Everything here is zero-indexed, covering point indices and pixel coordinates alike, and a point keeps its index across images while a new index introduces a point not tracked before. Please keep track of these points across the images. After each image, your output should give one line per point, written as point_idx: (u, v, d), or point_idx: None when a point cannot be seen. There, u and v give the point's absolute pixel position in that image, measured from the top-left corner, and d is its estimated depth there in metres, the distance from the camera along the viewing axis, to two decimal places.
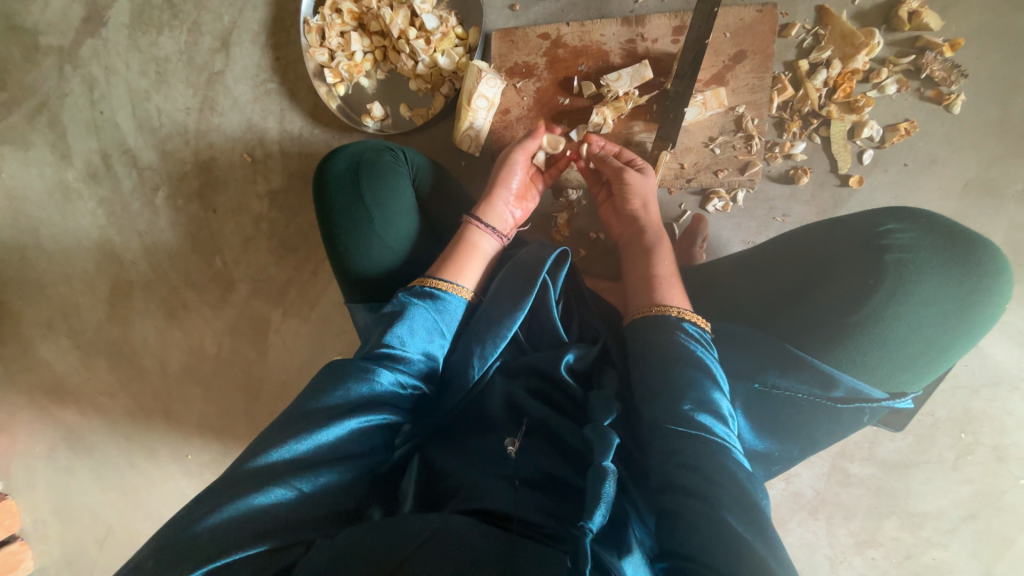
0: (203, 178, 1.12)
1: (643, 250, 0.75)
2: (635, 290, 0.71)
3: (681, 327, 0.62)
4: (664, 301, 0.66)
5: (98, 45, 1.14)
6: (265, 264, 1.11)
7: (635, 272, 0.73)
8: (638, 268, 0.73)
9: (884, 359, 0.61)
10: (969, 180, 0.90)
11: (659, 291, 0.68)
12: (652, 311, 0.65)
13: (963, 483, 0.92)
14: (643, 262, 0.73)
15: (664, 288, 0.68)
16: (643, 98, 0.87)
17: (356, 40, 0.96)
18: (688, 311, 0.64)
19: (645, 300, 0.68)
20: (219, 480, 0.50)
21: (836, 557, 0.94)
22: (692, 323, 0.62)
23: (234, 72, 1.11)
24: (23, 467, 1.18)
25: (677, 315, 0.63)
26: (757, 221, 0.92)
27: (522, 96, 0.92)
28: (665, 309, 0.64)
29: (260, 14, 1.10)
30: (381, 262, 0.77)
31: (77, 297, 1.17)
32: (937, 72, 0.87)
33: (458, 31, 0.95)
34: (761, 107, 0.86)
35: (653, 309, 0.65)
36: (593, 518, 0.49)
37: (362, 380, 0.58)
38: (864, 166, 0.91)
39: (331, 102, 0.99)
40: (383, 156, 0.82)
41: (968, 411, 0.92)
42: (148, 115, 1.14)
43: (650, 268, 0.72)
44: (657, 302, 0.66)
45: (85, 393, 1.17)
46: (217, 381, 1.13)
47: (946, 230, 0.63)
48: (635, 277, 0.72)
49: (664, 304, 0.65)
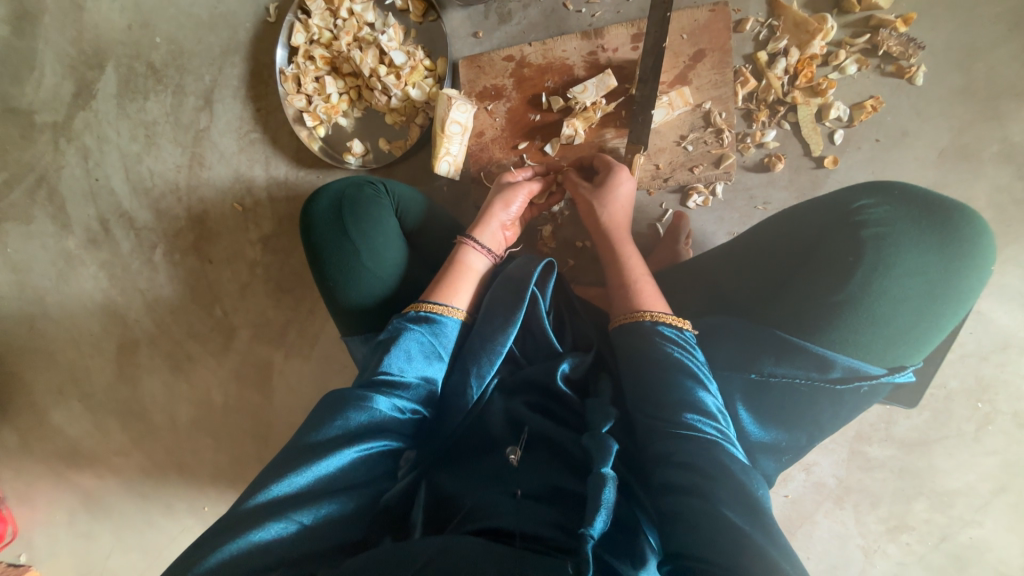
0: (197, 231, 1.15)
1: (615, 255, 0.75)
2: (613, 296, 0.71)
3: (658, 331, 0.62)
4: (640, 305, 0.66)
5: (89, 117, 1.20)
6: (264, 308, 1.13)
7: (612, 279, 0.73)
8: (614, 274, 0.73)
9: (878, 334, 0.60)
10: (945, 148, 0.90)
11: (633, 295, 0.68)
12: (630, 316, 0.65)
13: (988, 455, 0.89)
14: (618, 269, 0.73)
15: (636, 293, 0.68)
16: (611, 106, 0.89)
17: (330, 83, 1.00)
18: (663, 314, 0.64)
19: (625, 306, 0.67)
20: (222, 518, 0.50)
21: (868, 546, 0.91)
22: (670, 325, 0.61)
23: (218, 127, 1.15)
24: (44, 535, 1.18)
25: (651, 320, 0.63)
26: (738, 212, 0.93)
27: (494, 117, 0.94)
28: (641, 314, 0.64)
29: (238, 70, 1.15)
30: (373, 292, 0.78)
31: (86, 360, 1.19)
32: (894, 48, 0.89)
33: (426, 63, 0.98)
34: (727, 101, 0.87)
35: (630, 316, 0.65)
36: (593, 525, 0.49)
37: (360, 408, 0.58)
38: (836, 146, 0.91)
39: (312, 144, 1.02)
40: (365, 190, 0.84)
41: (980, 379, 0.89)
42: (141, 176, 1.18)
43: (624, 273, 0.72)
44: (635, 307, 0.66)
45: (99, 455, 1.17)
46: (227, 429, 1.14)
47: (919, 199, 0.63)
48: (613, 283, 0.72)
49: (640, 310, 0.65)
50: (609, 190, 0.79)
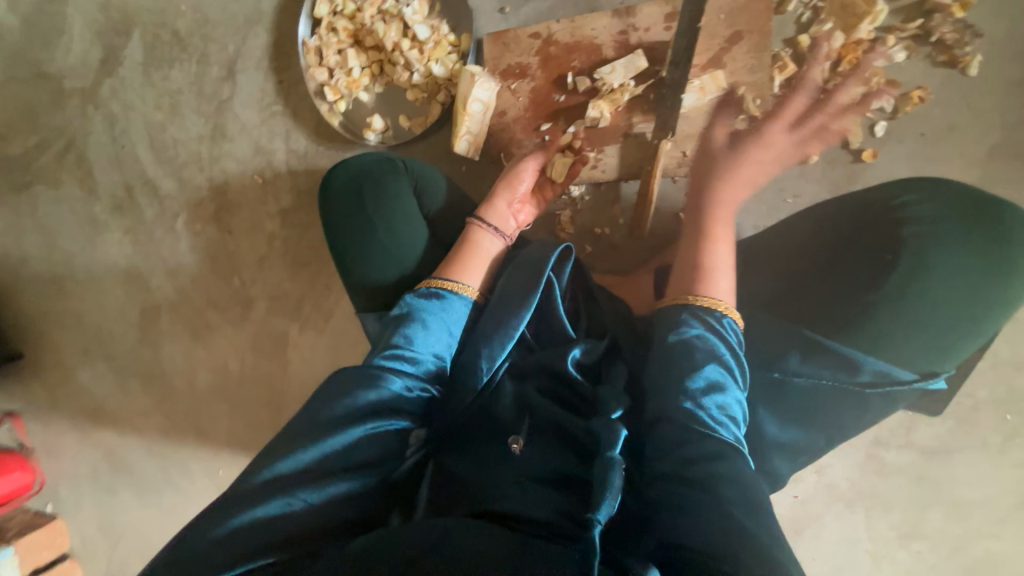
0: (218, 202, 1.16)
1: (668, 240, 0.72)
2: (675, 275, 0.67)
3: (715, 320, 0.59)
4: (708, 289, 0.62)
5: (116, 84, 1.21)
6: (281, 281, 1.14)
7: (657, 262, 0.70)
8: (659, 258, 0.70)
9: (914, 339, 0.57)
10: (994, 145, 0.85)
11: (680, 281, 0.65)
12: (686, 300, 0.62)
13: (1012, 468, 0.86)
14: (666, 253, 0.70)
15: (685, 279, 0.65)
16: (639, 88, 0.86)
17: (353, 56, 0.99)
18: (728, 307, 0.61)
19: (668, 292, 0.65)
20: (230, 491, 0.51)
21: (877, 551, 0.89)
22: (734, 318, 0.59)
23: (241, 98, 1.15)
24: (69, 488, 1.24)
25: (719, 310, 0.60)
26: (766, 204, 0.90)
27: (517, 97, 0.92)
28: (704, 300, 0.61)
29: (262, 41, 1.14)
30: (388, 270, 0.78)
31: (110, 323, 1.22)
32: (949, 35, 0.84)
33: (450, 38, 0.97)
34: (763, 87, 0.83)
35: (693, 298, 0.61)
36: (600, 510, 0.49)
37: (369, 387, 0.58)
38: (876, 139, 0.87)
39: (332, 119, 1.01)
40: (383, 166, 0.83)
41: (1011, 390, 0.86)
42: (165, 146, 1.19)
43: (693, 251, 0.68)
44: (702, 290, 0.62)
45: (122, 415, 1.22)
46: (242, 397, 1.17)
47: (966, 197, 0.59)
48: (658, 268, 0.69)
49: (706, 294, 0.62)
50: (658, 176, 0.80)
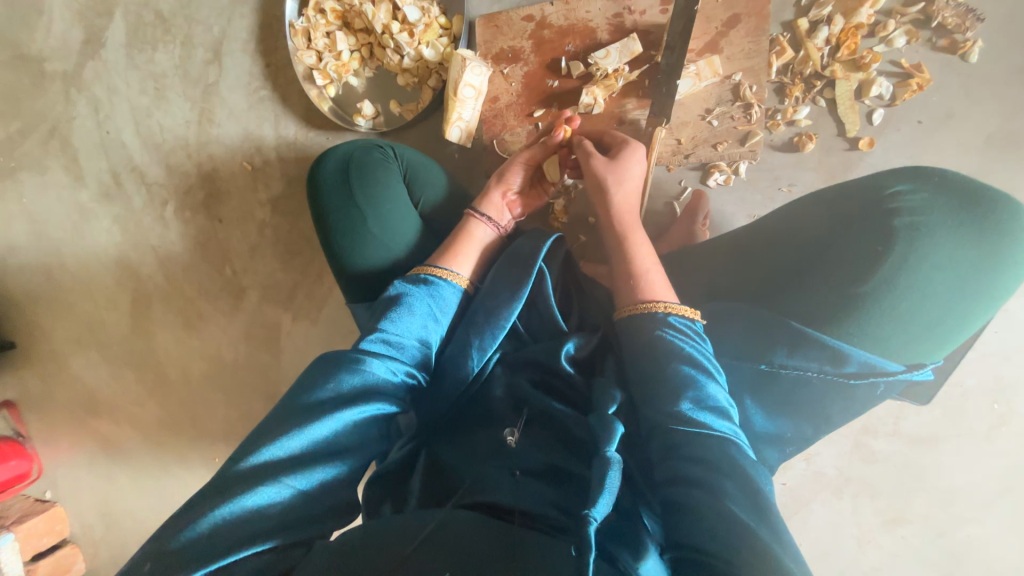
0: (207, 188, 1.15)
1: (624, 239, 0.70)
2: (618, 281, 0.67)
3: (667, 323, 0.60)
4: (650, 295, 0.64)
5: (99, 67, 1.18)
6: (272, 269, 1.13)
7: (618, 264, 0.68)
8: (618, 260, 0.69)
9: (898, 328, 0.57)
10: (992, 133, 0.84)
11: (638, 285, 0.65)
12: (639, 307, 0.63)
13: (997, 456, 0.87)
14: (624, 252, 0.69)
15: (643, 284, 0.65)
16: (634, 74, 0.85)
17: (341, 39, 0.96)
18: (674, 305, 0.62)
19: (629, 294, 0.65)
20: (212, 482, 0.50)
21: (863, 536, 0.91)
22: (682, 317, 0.60)
23: (227, 82, 1.12)
24: (67, 476, 1.24)
25: (663, 311, 0.61)
26: (761, 193, 0.88)
27: (510, 82, 0.90)
28: (653, 306, 0.62)
29: (248, 22, 1.11)
30: (377, 257, 0.77)
31: (102, 312, 1.21)
32: (950, 19, 0.82)
33: (441, 21, 0.94)
34: (760, 73, 0.83)
35: (637, 307, 0.63)
36: (596, 507, 0.48)
37: (353, 371, 0.58)
38: (874, 127, 0.86)
39: (322, 104, 0.99)
40: (369, 154, 0.82)
41: (1000, 379, 0.87)
42: (151, 131, 1.16)
43: (630, 257, 0.68)
44: (642, 297, 0.63)
45: (117, 404, 1.22)
46: (236, 386, 1.17)
47: (959, 186, 0.60)
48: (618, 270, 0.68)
49: (650, 300, 0.63)
50: (621, 166, 0.73)
